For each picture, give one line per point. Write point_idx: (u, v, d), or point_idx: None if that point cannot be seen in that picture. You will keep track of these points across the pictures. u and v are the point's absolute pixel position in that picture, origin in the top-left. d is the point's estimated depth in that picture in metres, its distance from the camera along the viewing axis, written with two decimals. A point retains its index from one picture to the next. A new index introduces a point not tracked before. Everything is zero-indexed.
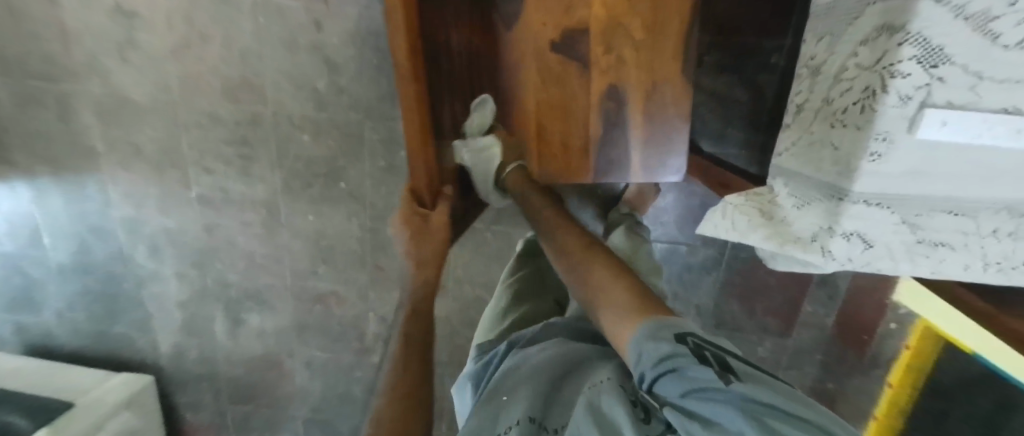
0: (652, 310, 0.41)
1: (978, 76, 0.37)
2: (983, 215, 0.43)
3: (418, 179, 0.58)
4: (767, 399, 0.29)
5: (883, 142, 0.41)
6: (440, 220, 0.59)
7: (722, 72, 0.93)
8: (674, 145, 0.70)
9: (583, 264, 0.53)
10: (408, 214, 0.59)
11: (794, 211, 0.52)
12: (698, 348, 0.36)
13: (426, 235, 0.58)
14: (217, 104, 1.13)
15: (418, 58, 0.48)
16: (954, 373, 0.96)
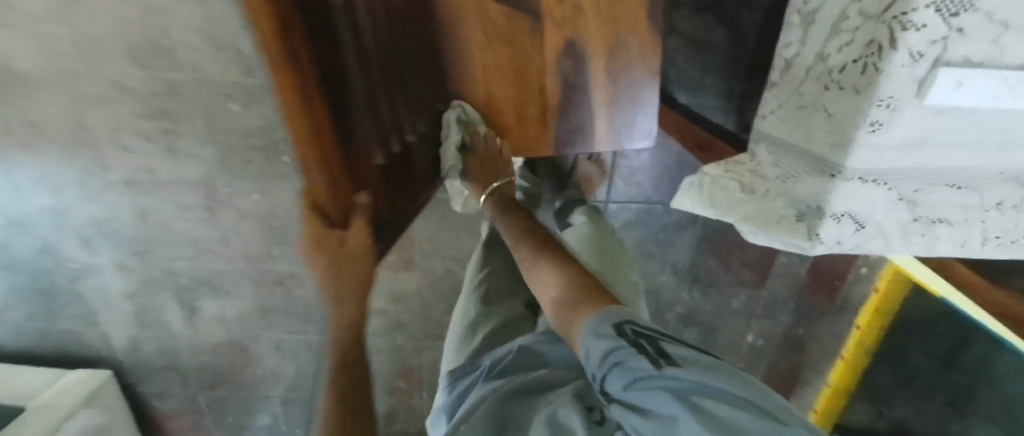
0: (603, 302, 0.48)
1: (1004, 25, 0.30)
2: (988, 186, 0.38)
3: (318, 194, 0.34)
4: (689, 378, 0.35)
5: (887, 110, 0.34)
6: (359, 240, 0.41)
7: (700, 12, 0.84)
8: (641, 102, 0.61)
9: (552, 272, 0.56)
10: (316, 244, 0.36)
11: (778, 183, 0.47)
12: (636, 334, 0.42)
13: (338, 266, 0.40)
14: (122, 71, 0.95)
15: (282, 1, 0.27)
16: (920, 311, 0.97)
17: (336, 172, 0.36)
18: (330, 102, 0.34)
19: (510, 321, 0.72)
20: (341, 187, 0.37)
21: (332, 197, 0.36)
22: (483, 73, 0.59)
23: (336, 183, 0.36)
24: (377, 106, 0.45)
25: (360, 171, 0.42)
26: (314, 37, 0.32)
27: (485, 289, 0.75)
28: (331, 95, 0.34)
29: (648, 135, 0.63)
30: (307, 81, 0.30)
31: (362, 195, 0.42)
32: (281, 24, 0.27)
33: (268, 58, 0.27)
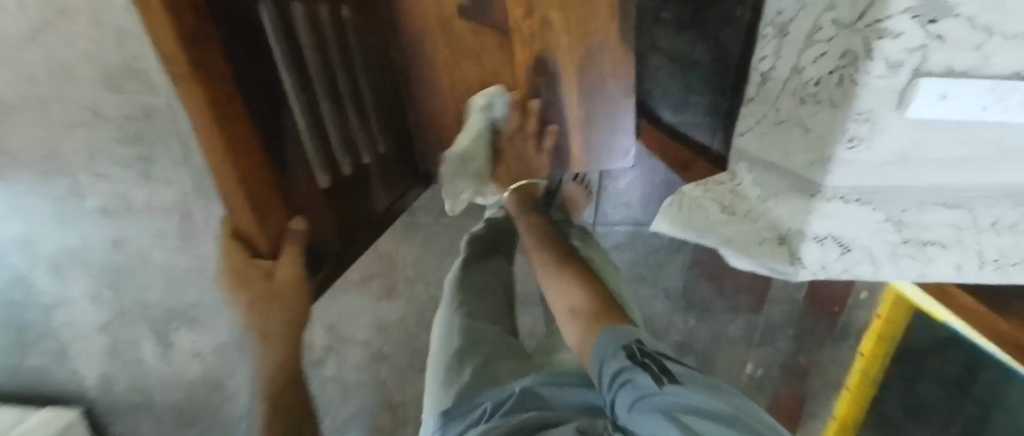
0: (611, 320, 0.46)
1: (987, 31, 0.27)
2: (982, 205, 0.35)
3: (241, 212, 0.33)
4: (690, 399, 0.34)
5: (865, 124, 0.31)
6: (292, 272, 0.38)
7: (682, 31, 0.78)
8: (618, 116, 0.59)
9: (567, 286, 0.53)
10: (239, 269, 0.36)
11: (759, 203, 0.44)
12: (643, 353, 0.40)
13: (265, 299, 0.37)
14: (96, 96, 0.92)
15: None
16: (927, 337, 0.89)
17: (261, 199, 0.33)
18: (258, 122, 0.32)
19: (501, 348, 0.64)
20: (269, 211, 0.35)
21: (258, 223, 0.34)
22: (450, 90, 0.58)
23: (261, 209, 0.33)
24: (318, 124, 0.44)
25: (294, 196, 0.39)
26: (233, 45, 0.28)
27: (471, 313, 0.66)
28: (258, 116, 0.32)
29: (626, 150, 0.61)
30: (233, 100, 0.28)
31: (296, 220, 0.39)
32: (200, 41, 0.24)
33: (178, 75, 0.24)
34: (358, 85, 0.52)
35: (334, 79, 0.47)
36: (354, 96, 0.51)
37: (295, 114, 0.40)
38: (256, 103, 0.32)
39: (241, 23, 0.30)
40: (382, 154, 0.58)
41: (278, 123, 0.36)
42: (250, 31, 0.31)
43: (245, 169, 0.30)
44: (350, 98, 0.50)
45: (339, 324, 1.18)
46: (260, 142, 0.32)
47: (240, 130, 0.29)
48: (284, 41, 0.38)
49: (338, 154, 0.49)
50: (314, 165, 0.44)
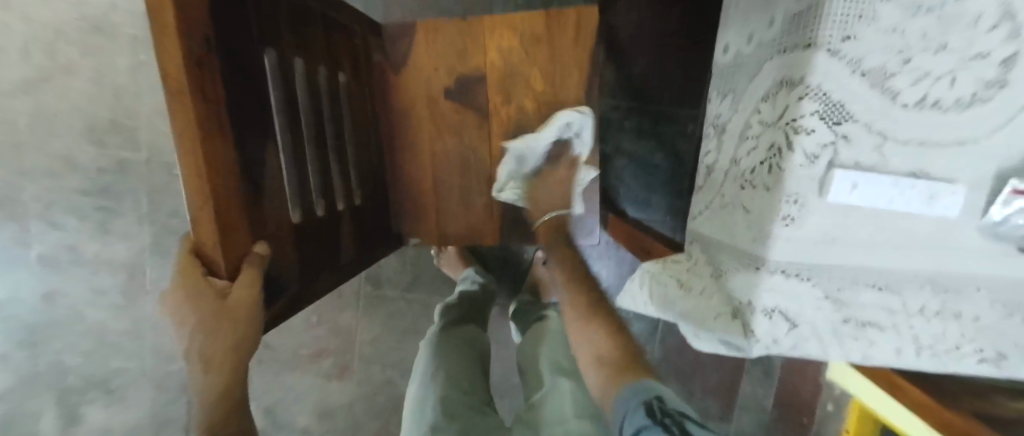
0: (639, 371, 0.46)
1: (883, 136, 0.34)
2: (907, 290, 0.38)
3: (202, 224, 0.28)
4: None
5: (795, 205, 0.36)
6: (251, 296, 0.31)
7: (642, 137, 0.87)
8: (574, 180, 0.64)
9: (595, 328, 0.50)
10: (189, 294, 0.30)
11: (711, 279, 0.46)
12: (662, 413, 0.39)
13: (220, 324, 0.31)
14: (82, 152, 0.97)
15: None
16: None
17: (229, 212, 0.29)
18: (240, 137, 0.30)
19: (481, 409, 0.60)
20: (232, 230, 0.30)
21: (221, 240, 0.29)
22: (431, 160, 0.63)
23: (227, 223, 0.29)
24: (300, 162, 0.41)
25: (266, 221, 0.35)
26: (227, 62, 0.29)
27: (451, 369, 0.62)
28: (243, 132, 0.31)
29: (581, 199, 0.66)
30: (219, 114, 0.28)
31: (259, 245, 0.34)
32: (200, 65, 0.25)
33: (169, 75, 0.24)
34: (343, 135, 0.49)
35: (323, 123, 0.45)
36: (339, 143, 0.48)
37: (278, 149, 0.37)
38: (243, 120, 0.31)
39: (243, 51, 0.31)
40: (357, 206, 0.53)
41: (258, 147, 0.33)
42: (250, 60, 0.32)
43: (223, 173, 0.28)
44: (335, 146, 0.48)
45: (279, 403, 1.10)
46: (236, 154, 0.30)
47: (219, 136, 0.28)
48: (281, 79, 0.37)
49: (314, 195, 0.43)
50: (287, 198, 0.39)
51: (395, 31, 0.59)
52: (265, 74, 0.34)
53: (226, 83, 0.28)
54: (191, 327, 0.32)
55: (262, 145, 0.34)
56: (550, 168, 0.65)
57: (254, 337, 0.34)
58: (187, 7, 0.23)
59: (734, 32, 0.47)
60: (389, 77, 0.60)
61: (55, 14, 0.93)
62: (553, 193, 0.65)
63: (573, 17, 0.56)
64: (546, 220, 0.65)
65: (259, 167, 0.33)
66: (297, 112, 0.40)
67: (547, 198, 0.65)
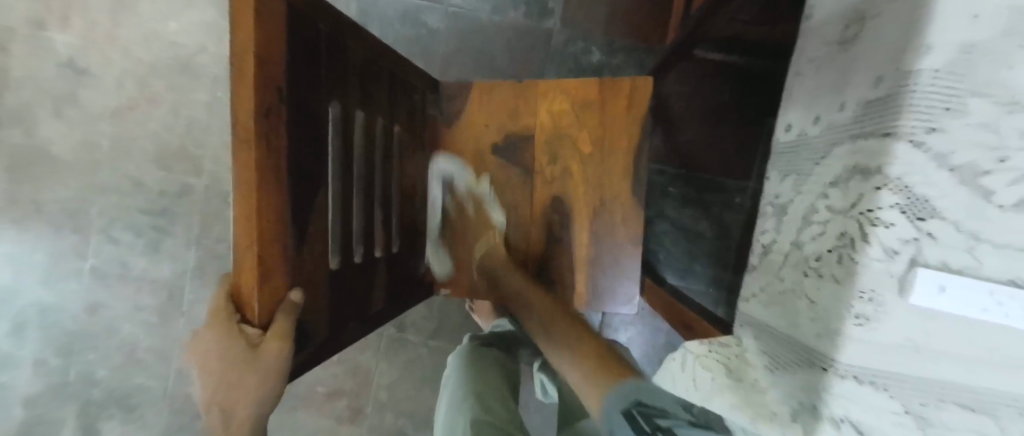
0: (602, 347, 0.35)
1: (974, 237, 0.31)
2: (1008, 417, 0.32)
3: (244, 267, 0.28)
4: None
5: (870, 303, 0.32)
6: (280, 346, 0.30)
7: (687, 205, 0.86)
8: (484, 198, 0.62)
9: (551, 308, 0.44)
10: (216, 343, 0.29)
11: (766, 372, 0.42)
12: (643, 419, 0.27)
13: (241, 372, 0.30)
14: (162, 179, 1.07)
15: (276, 46, 0.27)
16: None
17: (269, 255, 0.29)
18: (294, 184, 0.31)
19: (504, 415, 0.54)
20: (270, 274, 0.29)
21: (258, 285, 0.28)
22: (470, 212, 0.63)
23: (265, 267, 0.29)
24: (347, 210, 0.40)
25: (306, 268, 0.34)
26: (296, 111, 0.31)
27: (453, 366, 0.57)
28: (298, 179, 0.31)
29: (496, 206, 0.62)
30: (278, 158, 0.29)
31: (296, 292, 0.33)
32: (266, 116, 0.27)
33: (239, 123, 0.26)
34: (389, 183, 0.49)
35: (373, 173, 0.45)
36: (385, 190, 0.48)
37: (330, 194, 0.37)
38: (298, 166, 0.31)
39: (311, 104, 0.32)
40: (393, 253, 0.52)
41: (311, 193, 0.33)
42: (316, 111, 0.33)
43: (269, 216, 0.28)
44: (382, 193, 0.48)
45: None
46: (288, 200, 0.30)
47: (274, 178, 0.28)
48: (344, 128, 0.38)
49: (355, 241, 0.42)
50: (329, 243, 0.38)
51: (453, 89, 0.61)
52: (328, 126, 0.36)
53: (289, 131, 0.29)
54: (217, 375, 0.30)
55: (314, 190, 0.34)
56: (464, 210, 0.63)
57: (273, 390, 0.31)
58: (261, 61, 0.26)
59: (798, 111, 0.45)
60: (441, 131, 0.62)
61: (150, 52, 1.05)
62: (474, 226, 0.63)
63: (627, 86, 0.57)
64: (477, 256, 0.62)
65: (309, 211, 0.33)
66: (352, 162, 0.40)
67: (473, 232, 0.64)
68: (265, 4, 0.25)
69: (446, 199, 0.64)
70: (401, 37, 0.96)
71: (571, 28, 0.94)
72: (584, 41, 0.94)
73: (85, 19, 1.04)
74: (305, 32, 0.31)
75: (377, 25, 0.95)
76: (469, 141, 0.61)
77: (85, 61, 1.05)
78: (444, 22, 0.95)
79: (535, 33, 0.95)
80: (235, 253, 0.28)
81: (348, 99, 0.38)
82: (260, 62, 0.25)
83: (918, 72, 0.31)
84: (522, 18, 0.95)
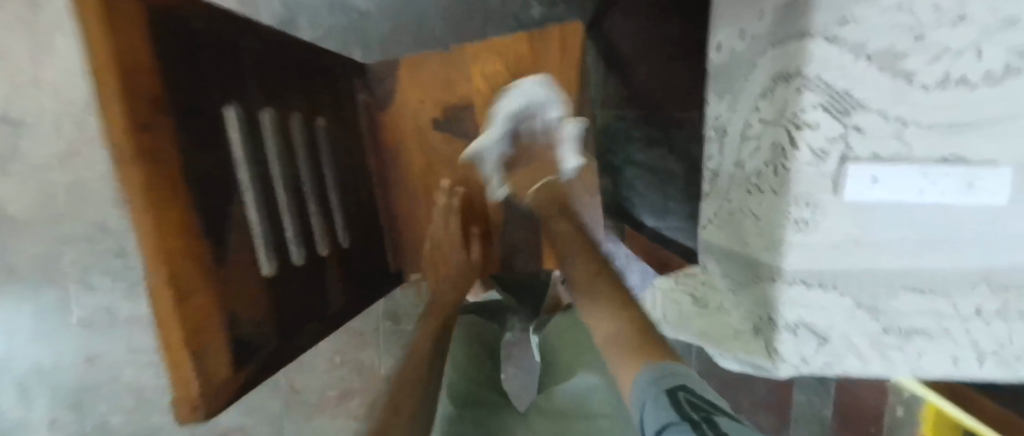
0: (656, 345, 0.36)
1: (901, 122, 0.31)
2: (959, 292, 0.32)
3: (158, 293, 0.26)
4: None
5: (807, 207, 0.32)
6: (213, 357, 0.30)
7: (652, 144, 0.85)
8: (567, 141, 0.57)
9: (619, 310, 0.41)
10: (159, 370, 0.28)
11: (729, 295, 0.42)
12: (693, 407, 0.26)
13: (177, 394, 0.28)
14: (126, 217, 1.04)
15: (138, 45, 0.25)
16: None
17: (187, 276, 0.28)
18: (196, 198, 0.29)
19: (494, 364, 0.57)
20: (191, 290, 0.28)
21: (180, 311, 0.27)
22: (426, 193, 0.63)
23: (181, 289, 0.27)
24: (274, 212, 0.40)
25: (233, 281, 0.33)
26: (179, 116, 0.28)
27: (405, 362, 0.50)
28: (201, 194, 0.30)
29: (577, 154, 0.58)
30: (169, 170, 0.27)
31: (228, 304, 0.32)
32: (143, 132, 0.25)
33: (115, 145, 0.24)
34: (325, 180, 0.48)
35: (301, 172, 0.44)
36: (321, 189, 0.47)
37: (245, 202, 0.36)
38: (193, 175, 0.29)
39: (199, 113, 0.31)
40: (343, 249, 0.51)
41: (216, 202, 0.32)
42: (208, 115, 0.32)
43: (172, 233, 0.27)
44: (317, 191, 0.47)
45: None
46: (193, 213, 0.29)
47: (165, 188, 0.26)
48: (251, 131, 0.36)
49: (291, 242, 0.41)
50: (256, 249, 0.37)
51: (381, 69, 0.59)
52: (226, 130, 0.34)
53: (176, 145, 0.28)
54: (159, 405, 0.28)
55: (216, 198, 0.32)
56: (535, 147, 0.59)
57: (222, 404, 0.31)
58: (124, 73, 0.23)
59: (725, 28, 0.44)
60: (379, 115, 0.60)
61: (81, 90, 1.00)
62: (542, 168, 0.58)
63: (557, 34, 0.55)
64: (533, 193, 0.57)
65: (219, 221, 0.32)
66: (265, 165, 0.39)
67: (533, 172, 0.58)
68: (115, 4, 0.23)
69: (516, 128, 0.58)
70: (334, 25, 0.92)
71: None
72: None
73: (4, 69, 0.99)
74: (177, 34, 0.29)
75: (307, 18, 0.92)
76: (408, 121, 0.60)
77: (16, 112, 1.01)
78: (374, 1, 0.91)
79: None
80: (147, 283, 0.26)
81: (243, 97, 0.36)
82: (121, 72, 0.23)
83: None
84: None
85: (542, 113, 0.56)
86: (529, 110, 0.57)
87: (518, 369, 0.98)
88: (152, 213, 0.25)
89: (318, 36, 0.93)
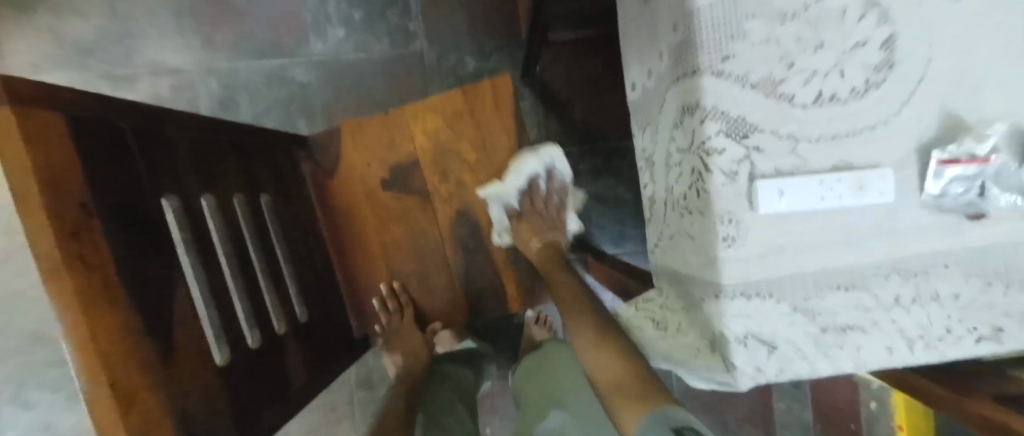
0: (653, 397, 0.43)
1: (793, 138, 0.34)
2: (877, 284, 0.35)
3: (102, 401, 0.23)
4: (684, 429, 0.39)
5: (731, 224, 0.35)
6: None
7: (598, 176, 0.91)
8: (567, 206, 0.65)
9: (615, 359, 0.47)
10: None
11: (684, 314, 0.43)
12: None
13: None
14: None
15: (58, 146, 0.24)
16: None
17: (134, 381, 0.25)
18: (136, 294, 0.27)
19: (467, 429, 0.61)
20: (136, 393, 0.25)
21: (126, 423, 0.24)
22: (382, 252, 0.62)
23: (127, 392, 0.25)
24: (226, 297, 0.38)
25: (184, 376, 0.31)
26: (109, 213, 0.27)
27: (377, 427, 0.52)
28: (140, 289, 0.28)
29: (575, 217, 0.66)
30: (104, 267, 0.25)
31: (178, 404, 0.29)
32: (73, 235, 0.23)
33: (40, 255, 0.22)
34: (276, 254, 0.48)
35: (248, 252, 0.43)
36: (271, 265, 0.46)
37: (193, 291, 0.34)
38: (131, 270, 0.28)
39: (131, 205, 0.30)
40: (302, 322, 0.49)
41: (159, 296, 0.30)
42: (143, 207, 0.31)
43: (114, 334, 0.25)
44: (265, 264, 0.45)
45: None
46: (134, 311, 0.27)
47: (100, 286, 0.24)
48: (189, 219, 0.36)
49: (244, 325, 0.39)
50: (208, 338, 0.34)
51: (324, 138, 0.61)
52: (166, 223, 0.33)
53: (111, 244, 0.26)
54: None
55: (159, 293, 0.30)
56: (545, 202, 0.63)
57: None
58: (46, 176, 0.22)
59: (635, 69, 0.48)
60: (326, 182, 0.61)
61: None
62: (548, 224, 0.62)
63: (490, 86, 0.58)
64: (538, 247, 0.60)
65: (162, 315, 0.30)
66: (212, 249, 0.38)
67: (535, 225, 0.61)
68: (32, 114, 0.23)
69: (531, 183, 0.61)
70: (275, 99, 0.94)
71: (438, 44, 0.96)
72: (456, 52, 0.96)
73: None
74: (100, 137, 0.28)
75: (248, 94, 0.93)
76: (357, 184, 0.61)
77: None
78: (314, 72, 0.94)
79: (406, 57, 0.95)
80: (85, 398, 0.23)
81: (173, 185, 0.35)
82: (44, 175, 0.22)
83: (698, 11, 0.33)
84: (389, 47, 0.95)
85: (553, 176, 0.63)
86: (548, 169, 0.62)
87: (502, 417, 0.95)
88: (87, 315, 0.23)
89: (260, 110, 0.93)
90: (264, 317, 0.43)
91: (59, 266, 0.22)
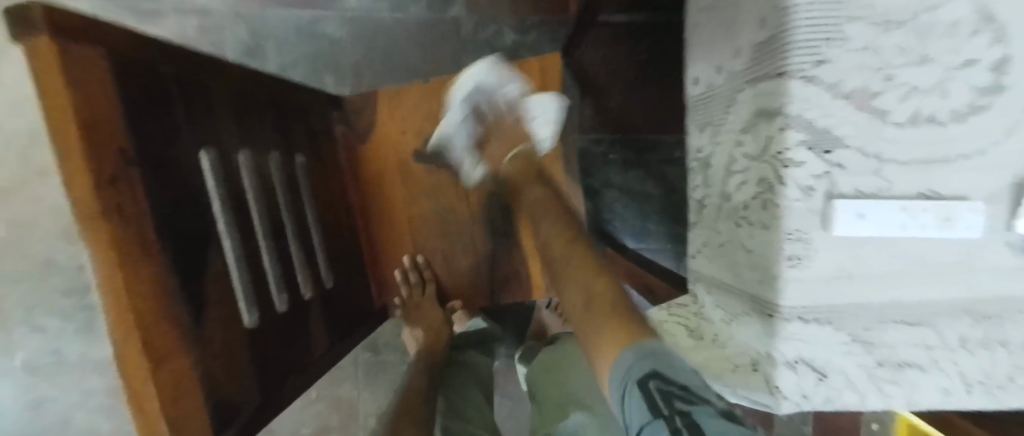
0: (631, 327, 0.34)
1: (879, 159, 0.31)
2: (943, 322, 0.34)
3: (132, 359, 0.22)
4: (665, 384, 0.27)
5: (799, 242, 0.32)
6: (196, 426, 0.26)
7: (627, 168, 0.87)
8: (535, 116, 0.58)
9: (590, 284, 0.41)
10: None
11: (725, 326, 0.42)
12: (663, 398, 0.26)
13: None
14: None
15: (101, 82, 0.22)
16: None
17: (166, 341, 0.24)
18: (172, 250, 0.26)
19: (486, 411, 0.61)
20: (168, 354, 0.24)
21: (154, 383, 0.23)
22: (409, 225, 0.61)
23: (159, 352, 0.23)
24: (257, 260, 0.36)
25: (214, 337, 0.29)
26: (149, 160, 0.25)
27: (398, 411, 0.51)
28: (177, 244, 0.26)
29: (550, 125, 0.59)
30: (141, 218, 0.23)
31: (207, 365, 0.28)
32: (112, 182, 0.22)
33: (77, 200, 0.20)
34: (306, 217, 0.46)
35: (282, 215, 0.42)
36: (302, 228, 0.45)
37: (225, 253, 0.32)
38: (168, 224, 0.26)
39: (171, 154, 0.28)
40: (327, 288, 0.48)
41: (194, 251, 0.28)
42: (182, 158, 0.29)
43: (148, 290, 0.23)
44: (296, 228, 0.44)
45: None
46: (169, 267, 0.25)
47: (136, 237, 0.23)
48: (226, 174, 0.34)
49: (273, 290, 0.38)
50: (238, 300, 0.33)
51: (359, 101, 0.58)
52: (203, 178, 0.31)
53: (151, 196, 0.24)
54: None
55: (193, 249, 0.28)
56: (505, 116, 0.59)
57: None
58: (87, 115, 0.20)
59: (702, 63, 0.45)
60: (356, 147, 0.58)
61: None
62: (515, 141, 0.59)
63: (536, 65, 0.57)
64: (511, 164, 0.58)
65: (196, 273, 0.28)
66: (247, 208, 0.36)
67: (504, 143, 0.59)
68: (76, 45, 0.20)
69: (476, 110, 0.58)
70: (302, 53, 0.90)
71: (477, 12, 0.91)
72: (494, 23, 0.91)
73: None
74: (142, 79, 0.26)
75: (276, 44, 0.89)
76: (390, 153, 0.59)
77: None
78: (345, 28, 0.90)
79: (442, 22, 0.91)
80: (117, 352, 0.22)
81: (212, 136, 0.33)
82: (86, 115, 0.20)
83: (795, 8, 0.29)
84: (426, 10, 0.90)
85: (500, 91, 0.57)
86: (488, 91, 0.57)
87: (504, 396, 0.95)
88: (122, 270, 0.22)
89: (286, 62, 0.90)
90: (292, 282, 0.41)
91: (97, 215, 0.20)
